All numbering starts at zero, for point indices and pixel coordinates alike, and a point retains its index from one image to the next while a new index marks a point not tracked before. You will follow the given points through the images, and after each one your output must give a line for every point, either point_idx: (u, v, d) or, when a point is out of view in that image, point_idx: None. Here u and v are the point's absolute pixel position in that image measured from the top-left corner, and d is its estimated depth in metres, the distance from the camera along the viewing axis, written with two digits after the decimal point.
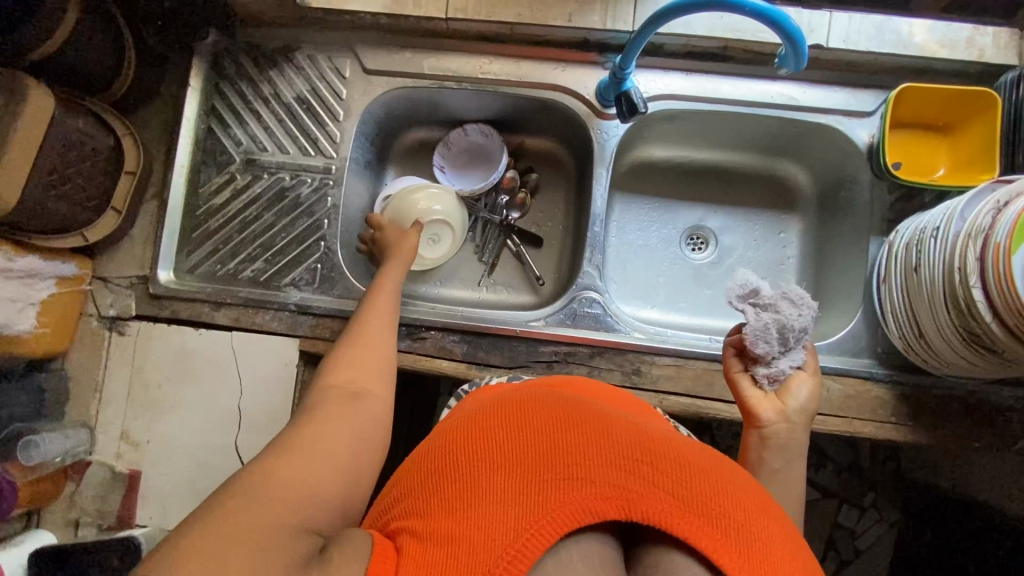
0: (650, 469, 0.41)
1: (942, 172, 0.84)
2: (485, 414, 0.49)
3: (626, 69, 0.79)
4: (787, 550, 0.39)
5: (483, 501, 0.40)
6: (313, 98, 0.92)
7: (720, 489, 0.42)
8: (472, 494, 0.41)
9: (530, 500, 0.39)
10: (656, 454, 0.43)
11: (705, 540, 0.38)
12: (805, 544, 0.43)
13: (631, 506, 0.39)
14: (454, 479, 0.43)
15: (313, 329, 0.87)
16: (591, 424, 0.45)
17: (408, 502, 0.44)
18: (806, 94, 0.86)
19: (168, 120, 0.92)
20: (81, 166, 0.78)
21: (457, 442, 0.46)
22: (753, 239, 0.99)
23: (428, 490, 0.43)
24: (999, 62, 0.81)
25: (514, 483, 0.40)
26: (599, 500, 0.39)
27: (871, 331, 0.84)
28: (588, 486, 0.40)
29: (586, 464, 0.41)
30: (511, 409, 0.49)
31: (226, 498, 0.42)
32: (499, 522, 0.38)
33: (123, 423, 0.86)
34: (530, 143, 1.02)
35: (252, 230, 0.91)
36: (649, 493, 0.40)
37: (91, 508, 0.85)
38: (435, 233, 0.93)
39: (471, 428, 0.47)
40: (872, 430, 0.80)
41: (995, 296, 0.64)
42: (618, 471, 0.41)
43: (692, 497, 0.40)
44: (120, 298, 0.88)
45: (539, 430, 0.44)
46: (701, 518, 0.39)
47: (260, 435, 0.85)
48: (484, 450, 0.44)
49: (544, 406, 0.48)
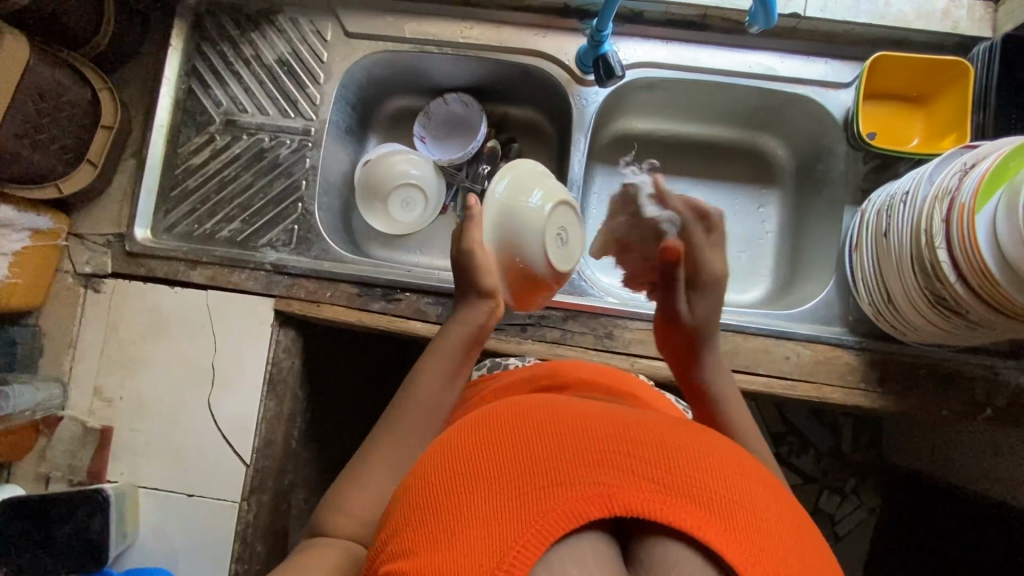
0: (626, 459, 0.39)
1: (916, 142, 0.84)
2: (453, 434, 0.45)
3: (604, 31, 0.80)
4: (772, 517, 0.38)
5: (465, 527, 0.36)
6: (294, 60, 0.92)
7: (696, 461, 0.40)
8: (449, 519, 0.37)
9: (511, 517, 0.36)
10: (628, 441, 0.40)
11: (697, 523, 0.36)
12: (788, 501, 0.42)
13: (614, 501, 0.37)
14: (431, 508, 0.38)
15: (288, 288, 0.87)
16: (560, 422, 0.42)
17: (386, 536, 0.40)
18: (785, 64, 0.86)
19: (146, 79, 0.92)
20: (56, 118, 0.77)
21: (430, 466, 0.42)
22: (732, 214, 0.99)
23: (402, 523, 0.39)
24: (974, 34, 0.82)
25: (490, 500, 0.37)
26: (580, 500, 0.36)
27: (843, 299, 0.85)
28: (568, 488, 0.37)
29: (560, 465, 0.38)
30: (478, 421, 0.45)
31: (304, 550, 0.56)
32: (483, 548, 0.35)
33: (97, 379, 0.86)
34: (513, 113, 1.02)
35: (230, 190, 0.91)
36: (630, 484, 0.37)
37: (62, 463, 0.85)
38: (559, 229, 0.71)
39: (443, 449, 0.43)
40: (841, 396, 0.80)
41: (960, 257, 0.64)
42: (595, 467, 0.38)
43: (673, 478, 0.38)
44: (95, 255, 0.88)
45: (511, 439, 0.41)
46: (686, 500, 0.37)
47: (233, 393, 0.85)
48: (457, 471, 0.40)
49: (512, 412, 0.45)
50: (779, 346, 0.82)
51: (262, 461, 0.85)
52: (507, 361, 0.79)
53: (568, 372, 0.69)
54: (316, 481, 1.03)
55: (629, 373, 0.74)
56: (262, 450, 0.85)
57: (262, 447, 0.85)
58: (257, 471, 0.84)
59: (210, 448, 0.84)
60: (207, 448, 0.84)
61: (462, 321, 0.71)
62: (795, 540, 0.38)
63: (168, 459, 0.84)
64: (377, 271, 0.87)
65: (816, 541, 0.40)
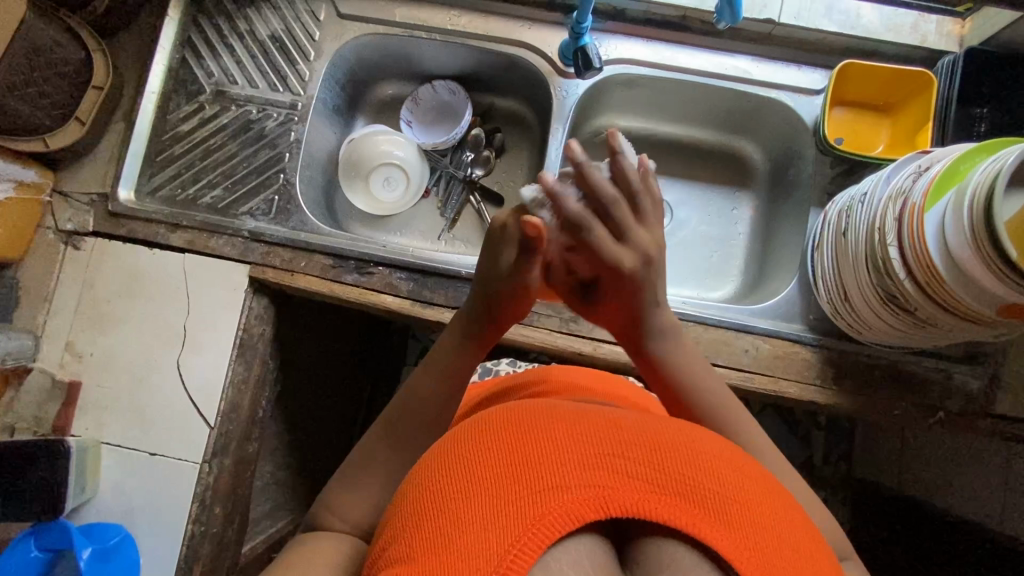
0: (621, 460, 0.39)
1: (881, 149, 0.87)
2: (449, 440, 0.45)
3: (584, 24, 0.83)
4: (764, 508, 0.39)
5: (462, 536, 0.36)
6: (286, 37, 0.95)
7: (690, 458, 0.40)
8: (447, 527, 0.37)
9: (508, 523, 0.36)
10: (621, 441, 0.40)
11: (687, 519, 0.37)
12: (777, 488, 0.43)
13: (609, 502, 0.37)
14: (427, 518, 0.38)
15: (264, 256, 0.88)
16: (553, 424, 0.42)
17: (386, 541, 0.41)
18: (759, 68, 0.89)
19: (142, 47, 0.94)
20: (47, 74, 0.80)
21: (426, 475, 0.42)
22: (707, 214, 1.02)
23: (400, 530, 0.39)
24: (939, 49, 0.85)
25: (489, 507, 0.37)
26: (576, 503, 0.37)
27: (805, 298, 0.87)
28: (564, 491, 0.37)
29: (553, 468, 0.38)
30: (472, 428, 0.45)
31: (314, 541, 0.56)
32: (481, 553, 0.35)
33: (69, 334, 0.87)
34: (499, 104, 1.05)
35: (215, 158, 0.94)
36: (623, 485, 0.38)
37: (27, 415, 0.85)
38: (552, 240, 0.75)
39: (438, 456, 0.43)
40: (798, 391, 0.82)
41: (910, 255, 0.67)
42: (590, 469, 0.38)
43: (665, 478, 0.38)
44: (78, 213, 0.90)
45: (506, 443, 0.41)
46: (678, 498, 0.37)
47: (202, 354, 0.86)
48: (451, 480, 0.40)
49: (506, 416, 0.44)
50: (739, 339, 0.84)
51: (226, 424, 0.86)
52: (497, 367, 0.89)
53: (563, 378, 0.68)
54: (281, 455, 1.04)
55: (620, 379, 0.76)
56: (227, 414, 0.86)
57: (227, 411, 0.86)
58: (221, 435, 0.85)
59: (175, 408, 0.85)
60: (172, 408, 0.85)
61: (456, 328, 0.71)
62: (786, 528, 0.38)
63: (132, 416, 0.85)
64: (352, 244, 0.89)
65: (806, 525, 0.41)
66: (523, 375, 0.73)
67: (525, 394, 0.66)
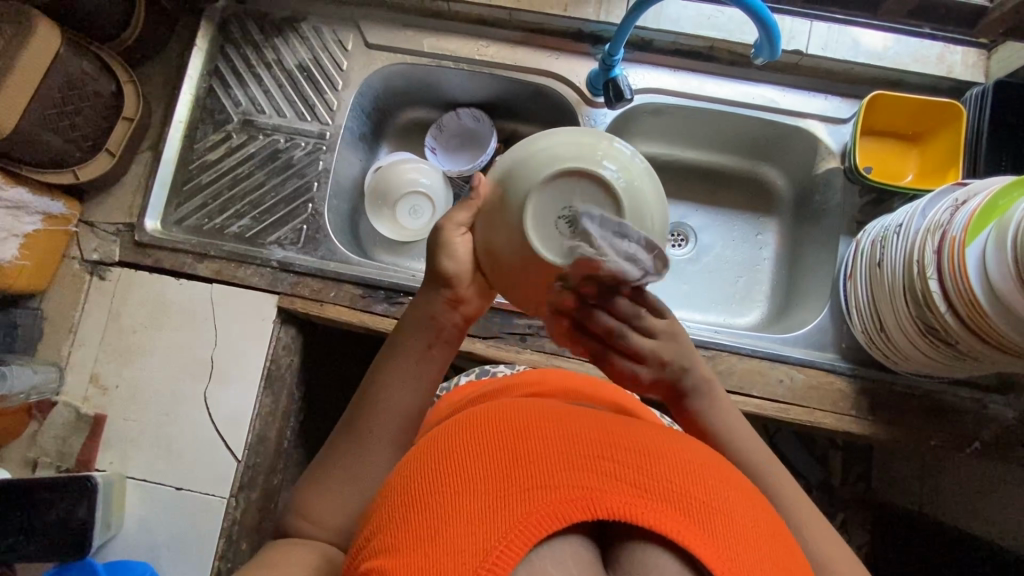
0: (611, 463, 0.37)
1: (910, 178, 0.88)
2: (442, 432, 0.43)
3: (615, 56, 0.84)
4: (752, 525, 0.37)
5: (445, 528, 0.34)
6: (314, 66, 0.95)
7: (682, 468, 0.38)
8: (434, 520, 0.35)
9: (495, 520, 0.34)
10: (611, 444, 0.39)
11: (671, 524, 0.35)
12: (776, 517, 0.41)
13: (597, 504, 0.35)
14: (413, 510, 0.37)
15: (293, 287, 0.88)
16: (547, 424, 0.40)
17: (371, 530, 0.39)
18: (787, 98, 0.90)
19: (170, 77, 0.95)
20: (80, 106, 0.80)
21: (417, 464, 0.40)
22: (731, 239, 1.02)
23: (386, 519, 0.38)
24: (965, 79, 0.87)
25: (479, 498, 0.36)
26: (562, 503, 0.35)
27: (837, 327, 0.87)
28: (551, 490, 0.35)
29: (544, 468, 0.36)
30: (464, 420, 0.43)
31: (283, 542, 0.55)
32: (463, 547, 0.33)
33: (93, 366, 0.86)
34: (523, 130, 1.05)
35: (242, 187, 0.94)
36: (613, 488, 0.36)
37: (51, 449, 0.83)
38: (565, 208, 0.51)
39: (436, 443, 0.42)
40: (832, 421, 0.82)
41: (951, 291, 0.67)
42: (581, 470, 0.36)
43: (656, 484, 0.36)
44: (103, 243, 0.89)
45: (497, 438, 0.39)
46: (666, 505, 0.35)
47: (230, 385, 0.85)
48: (438, 470, 0.38)
49: (500, 412, 0.43)
50: (773, 369, 0.84)
51: (254, 457, 0.85)
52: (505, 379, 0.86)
53: (559, 381, 0.66)
54: None
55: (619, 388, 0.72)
56: (254, 447, 0.84)
57: (254, 443, 0.84)
58: (248, 468, 0.84)
59: (202, 443, 0.84)
60: (199, 442, 0.84)
61: (415, 313, 0.62)
62: (774, 549, 0.36)
63: (158, 451, 0.84)
64: (382, 274, 0.89)
65: (799, 556, 0.39)
66: (513, 376, 0.70)
67: (519, 392, 0.62)
